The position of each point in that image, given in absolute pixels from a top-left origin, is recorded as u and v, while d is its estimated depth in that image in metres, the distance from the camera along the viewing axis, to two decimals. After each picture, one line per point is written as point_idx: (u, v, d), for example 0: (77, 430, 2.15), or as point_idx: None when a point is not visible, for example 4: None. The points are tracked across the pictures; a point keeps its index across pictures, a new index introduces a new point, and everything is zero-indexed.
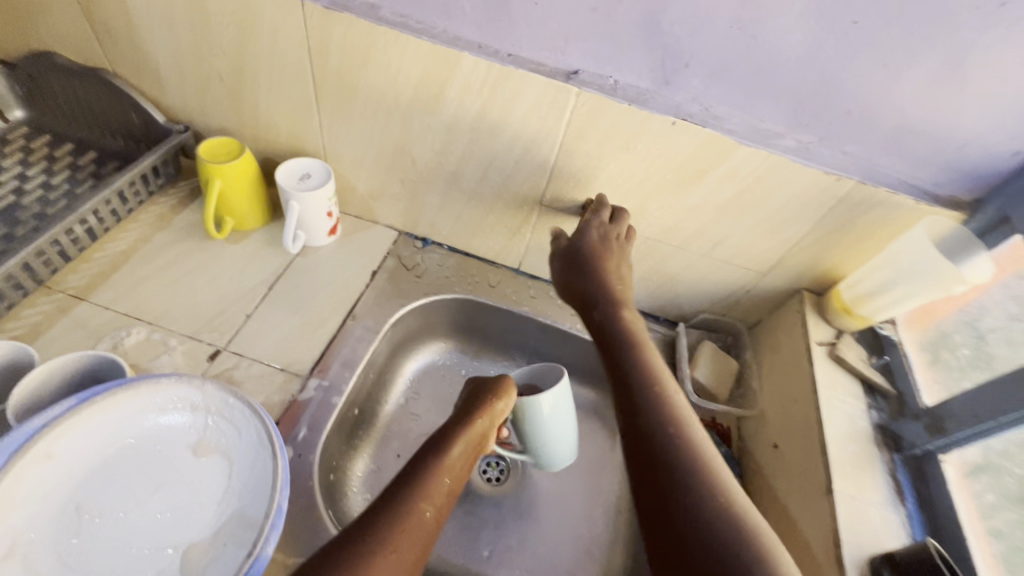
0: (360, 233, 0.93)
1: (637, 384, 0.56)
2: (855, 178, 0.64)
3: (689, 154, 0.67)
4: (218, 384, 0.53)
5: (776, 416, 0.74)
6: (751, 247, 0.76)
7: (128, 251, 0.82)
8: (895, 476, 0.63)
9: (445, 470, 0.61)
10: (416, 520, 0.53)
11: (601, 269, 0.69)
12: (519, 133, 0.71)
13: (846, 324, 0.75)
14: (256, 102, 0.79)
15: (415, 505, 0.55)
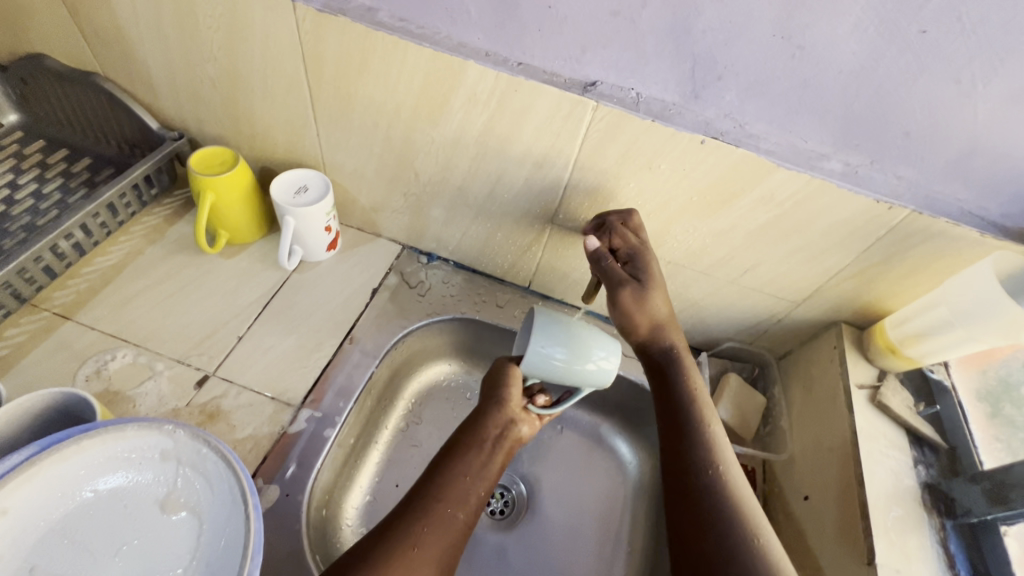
0: (361, 247, 0.87)
1: (697, 454, 0.62)
2: (911, 208, 0.56)
3: (720, 176, 0.60)
4: (192, 432, 0.48)
5: (808, 464, 0.67)
6: (785, 276, 0.69)
7: (119, 266, 0.78)
8: (945, 545, 0.56)
9: (468, 476, 0.61)
10: (443, 536, 0.56)
11: (643, 311, 0.67)
12: (531, 149, 0.65)
13: (890, 364, 0.68)
14: (250, 110, 0.74)
15: (432, 528, 0.55)
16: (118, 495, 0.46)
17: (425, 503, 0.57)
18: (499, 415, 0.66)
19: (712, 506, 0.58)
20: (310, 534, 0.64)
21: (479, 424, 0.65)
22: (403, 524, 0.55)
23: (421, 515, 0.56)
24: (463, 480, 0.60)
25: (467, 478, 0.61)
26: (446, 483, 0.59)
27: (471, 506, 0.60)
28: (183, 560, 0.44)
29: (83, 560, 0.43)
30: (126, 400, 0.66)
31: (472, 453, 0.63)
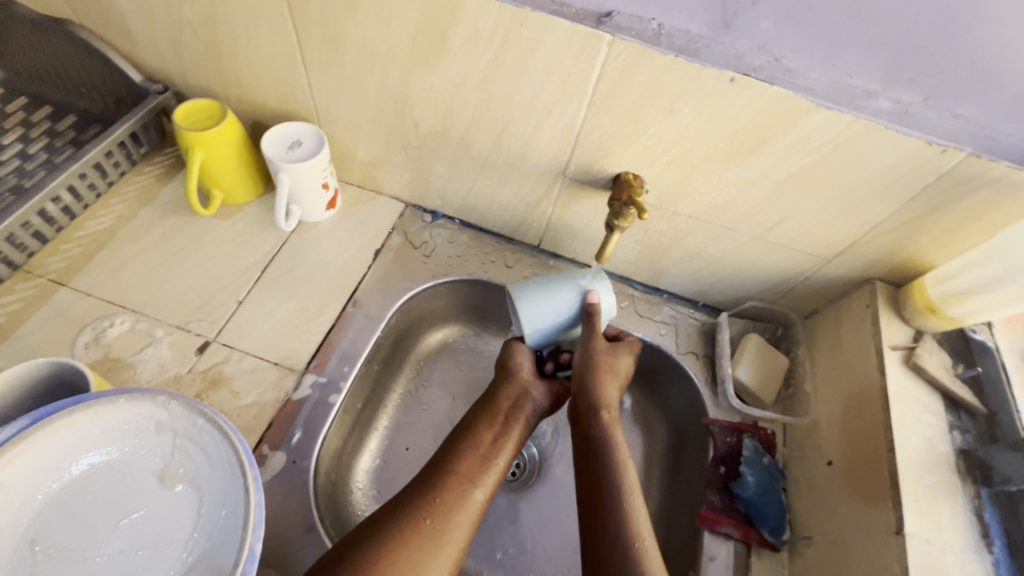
0: (362, 205, 0.83)
1: (603, 484, 0.53)
2: (967, 150, 0.50)
3: (751, 118, 0.53)
4: (186, 402, 0.46)
5: (834, 429, 0.65)
6: (817, 229, 0.63)
7: (112, 229, 0.75)
8: (979, 514, 0.55)
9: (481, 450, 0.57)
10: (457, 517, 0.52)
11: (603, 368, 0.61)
12: (539, 94, 0.59)
13: (928, 325, 0.64)
14: (235, 58, 0.68)
15: (452, 502, 0.52)
16: (116, 468, 0.45)
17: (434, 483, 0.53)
18: (515, 390, 0.63)
19: (613, 529, 0.50)
20: (319, 499, 0.63)
21: (490, 398, 0.62)
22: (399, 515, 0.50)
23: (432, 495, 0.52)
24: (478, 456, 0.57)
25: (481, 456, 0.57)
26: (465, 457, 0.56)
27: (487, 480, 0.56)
28: (183, 533, 0.43)
29: (83, 533, 0.42)
30: (126, 367, 0.64)
31: (487, 430, 0.59)
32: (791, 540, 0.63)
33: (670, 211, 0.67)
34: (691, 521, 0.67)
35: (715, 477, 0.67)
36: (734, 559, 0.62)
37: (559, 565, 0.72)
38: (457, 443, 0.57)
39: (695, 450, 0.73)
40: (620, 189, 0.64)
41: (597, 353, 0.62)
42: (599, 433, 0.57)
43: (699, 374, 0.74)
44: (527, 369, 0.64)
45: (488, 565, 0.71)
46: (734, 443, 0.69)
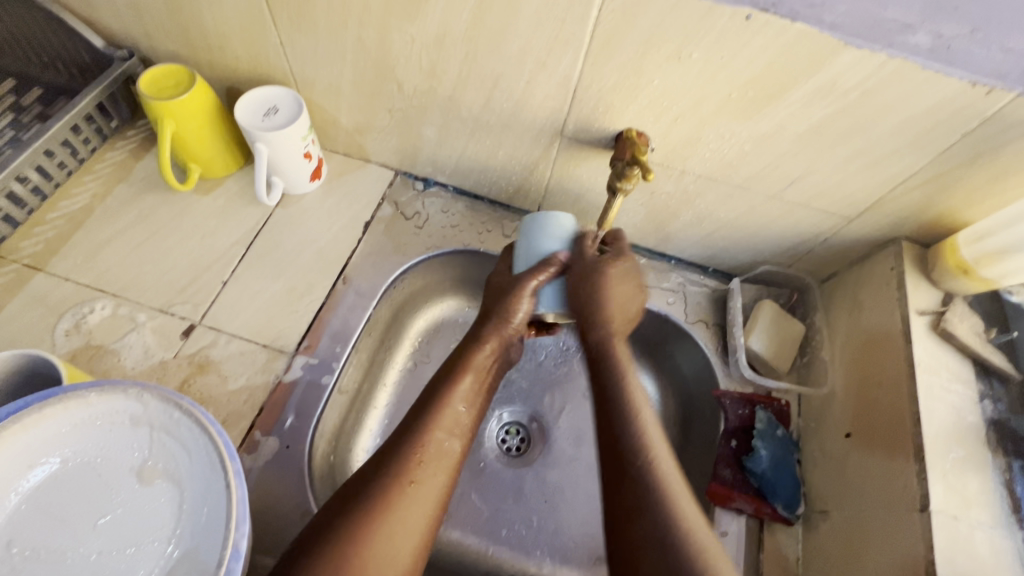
0: (350, 174, 0.78)
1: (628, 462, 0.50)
2: (1017, 90, 0.44)
3: (770, 63, 0.47)
4: (162, 395, 0.44)
5: (854, 400, 0.61)
6: (839, 186, 0.58)
7: (86, 209, 0.71)
8: (1011, 488, 0.52)
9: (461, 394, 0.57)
10: (439, 479, 0.51)
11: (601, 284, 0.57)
12: (530, 44, 0.53)
13: (957, 286, 0.59)
14: (199, 17, 0.62)
15: (425, 473, 0.51)
16: (92, 464, 0.42)
17: (409, 450, 0.51)
18: (500, 335, 0.60)
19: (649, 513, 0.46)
20: (316, 482, 0.61)
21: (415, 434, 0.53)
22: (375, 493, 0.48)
23: (408, 470, 0.50)
24: (458, 405, 0.56)
25: (458, 398, 0.56)
26: (443, 417, 0.54)
27: (463, 429, 0.55)
28: (167, 530, 0.41)
29: (62, 533, 0.40)
30: (109, 354, 0.62)
31: (468, 377, 0.58)
32: (805, 513, 0.61)
33: (677, 170, 0.62)
34: (701, 495, 0.65)
35: (726, 451, 0.64)
36: (745, 535, 0.60)
37: (567, 540, 0.70)
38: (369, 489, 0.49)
39: (704, 422, 0.70)
40: (622, 148, 0.58)
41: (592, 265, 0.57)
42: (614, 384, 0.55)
43: (709, 344, 0.71)
44: (527, 309, 0.60)
45: (494, 541, 0.70)
46: (746, 415, 0.66)
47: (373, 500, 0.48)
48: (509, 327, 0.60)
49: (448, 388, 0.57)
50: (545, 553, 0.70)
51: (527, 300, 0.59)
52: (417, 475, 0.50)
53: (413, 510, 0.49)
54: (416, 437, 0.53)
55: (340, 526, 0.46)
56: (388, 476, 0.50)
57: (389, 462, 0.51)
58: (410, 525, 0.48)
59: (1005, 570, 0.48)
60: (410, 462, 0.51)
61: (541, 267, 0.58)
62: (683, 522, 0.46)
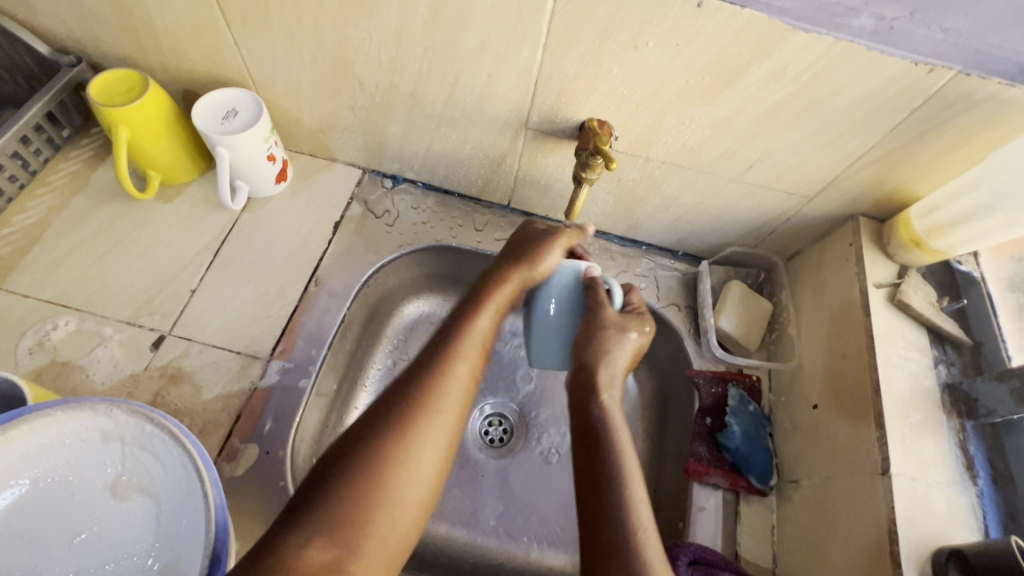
0: (316, 175, 0.77)
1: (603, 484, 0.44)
2: (957, 68, 0.46)
3: (724, 48, 0.48)
4: (132, 409, 0.43)
5: (819, 372, 0.64)
6: (797, 167, 0.60)
7: (42, 222, 0.69)
8: (964, 447, 0.55)
9: (485, 317, 0.51)
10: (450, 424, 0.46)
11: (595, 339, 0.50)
12: (489, 37, 0.53)
13: (912, 259, 0.62)
14: (149, 20, 0.60)
15: (449, 401, 0.46)
16: (64, 483, 0.42)
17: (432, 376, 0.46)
18: (515, 312, 0.54)
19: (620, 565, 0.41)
20: (298, 487, 0.61)
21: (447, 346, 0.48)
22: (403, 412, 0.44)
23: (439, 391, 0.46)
24: (483, 322, 0.50)
25: (482, 320, 0.51)
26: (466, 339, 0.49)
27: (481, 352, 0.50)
28: (145, 544, 0.41)
29: (36, 554, 0.39)
30: (76, 371, 0.60)
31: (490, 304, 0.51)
32: (778, 484, 0.64)
33: (641, 157, 0.63)
34: (680, 473, 0.67)
35: (702, 429, 0.66)
36: (722, 508, 0.62)
37: (553, 526, 0.72)
38: (388, 411, 0.44)
39: (680, 402, 0.72)
40: (586, 138, 0.59)
41: (599, 324, 0.51)
42: (595, 408, 0.48)
43: (681, 326, 0.72)
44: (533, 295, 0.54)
45: (482, 532, 0.71)
46: (719, 393, 0.68)
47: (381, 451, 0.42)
48: (534, 273, 0.53)
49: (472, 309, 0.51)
50: (533, 540, 0.71)
51: (515, 285, 0.53)
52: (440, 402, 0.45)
53: (423, 451, 0.43)
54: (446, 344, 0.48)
55: (364, 454, 0.42)
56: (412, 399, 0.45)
57: (415, 381, 0.46)
58: (412, 488, 0.42)
59: (959, 524, 0.51)
60: (430, 391, 0.46)
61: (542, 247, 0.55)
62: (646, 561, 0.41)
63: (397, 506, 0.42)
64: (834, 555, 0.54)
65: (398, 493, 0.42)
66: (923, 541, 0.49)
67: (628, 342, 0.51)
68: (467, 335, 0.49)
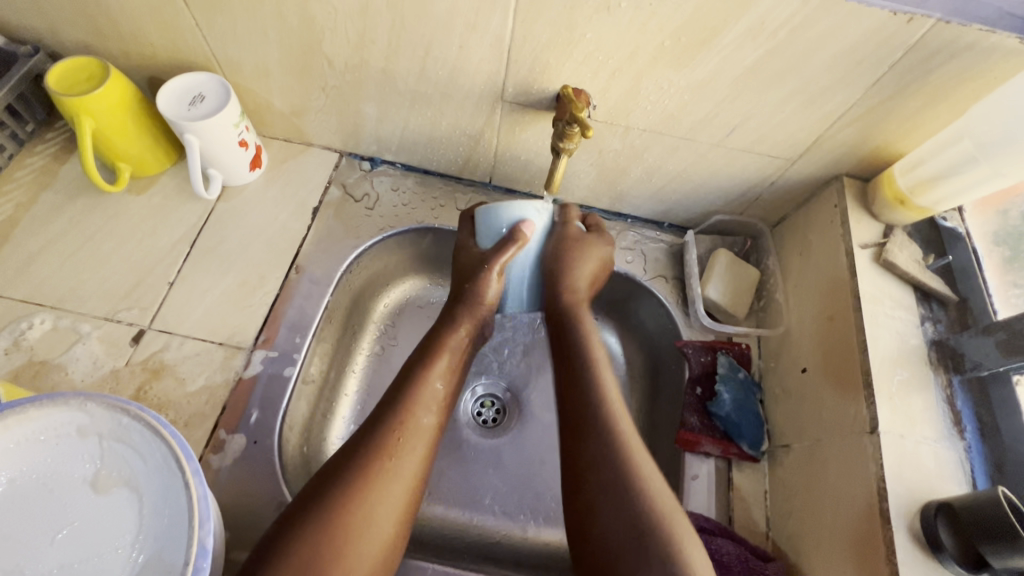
0: (292, 160, 0.75)
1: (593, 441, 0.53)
2: (936, 16, 0.45)
3: (698, 6, 0.47)
4: (105, 402, 0.42)
5: (807, 336, 0.63)
6: (779, 129, 0.59)
7: (10, 220, 0.67)
8: (951, 403, 0.55)
9: (437, 373, 0.57)
10: (416, 463, 0.52)
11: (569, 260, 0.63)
12: (457, 5, 0.51)
13: (896, 217, 0.61)
14: (105, 3, 0.58)
15: (406, 449, 0.51)
16: (41, 481, 0.41)
17: (389, 428, 0.52)
18: (472, 317, 0.62)
19: (610, 512, 0.49)
20: (289, 475, 0.61)
21: (400, 405, 0.54)
22: (360, 464, 0.50)
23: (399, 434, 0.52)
24: (433, 383, 0.56)
25: (435, 376, 0.57)
26: (422, 390, 0.55)
27: (440, 406, 0.56)
28: (129, 537, 0.40)
29: (17, 554, 0.39)
30: (55, 369, 0.59)
31: (442, 358, 0.58)
32: (770, 449, 0.64)
33: (621, 126, 0.62)
34: (672, 444, 0.67)
35: (692, 398, 0.66)
36: (715, 476, 0.62)
37: (549, 502, 0.72)
38: (355, 451, 0.50)
39: (671, 373, 0.71)
40: (562, 107, 0.57)
41: (567, 237, 0.64)
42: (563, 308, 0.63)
43: (669, 297, 0.72)
44: (497, 287, 0.62)
45: (479, 512, 0.71)
46: (708, 362, 0.67)
47: (348, 487, 0.48)
48: (481, 308, 0.62)
49: (423, 368, 0.57)
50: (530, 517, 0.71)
51: (494, 278, 0.61)
52: (399, 448, 0.51)
53: (390, 487, 0.49)
54: (403, 402, 0.54)
55: (336, 495, 0.48)
56: (370, 447, 0.51)
57: (374, 433, 0.52)
58: (382, 518, 0.48)
59: (948, 478, 0.51)
60: (389, 444, 0.51)
61: (505, 243, 0.60)
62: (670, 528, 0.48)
63: (373, 529, 0.47)
64: (826, 516, 0.54)
65: (376, 521, 0.48)
66: (912, 496, 0.49)
67: (591, 249, 0.64)
68: (419, 388, 0.55)
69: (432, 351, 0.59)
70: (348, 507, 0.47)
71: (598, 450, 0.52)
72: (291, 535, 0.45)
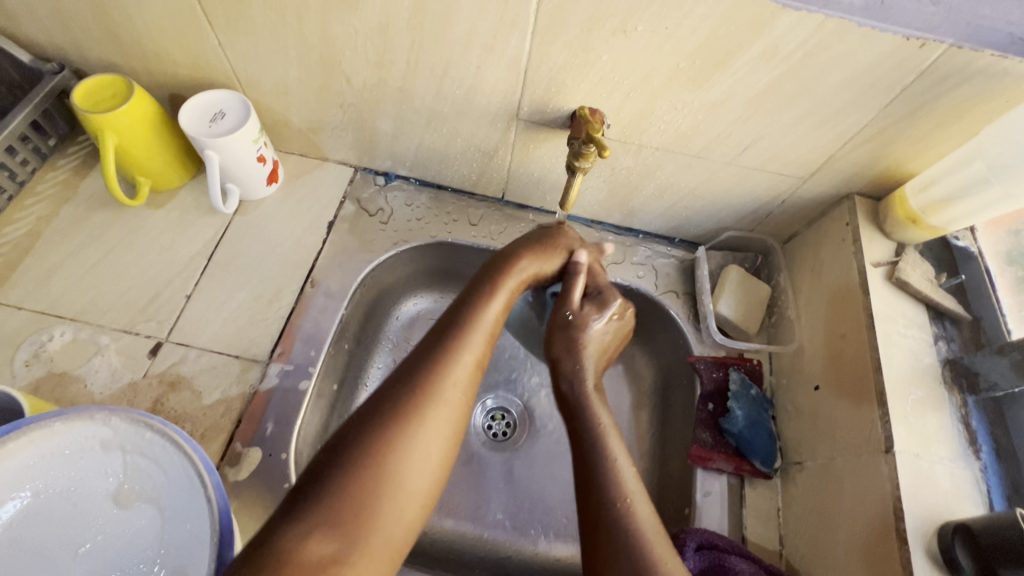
0: (308, 175, 0.77)
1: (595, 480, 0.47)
2: (949, 41, 0.45)
3: (712, 30, 0.48)
4: (130, 416, 0.43)
5: (820, 353, 0.64)
6: (791, 149, 0.59)
7: (31, 233, 0.68)
8: (967, 422, 0.55)
9: (490, 309, 0.52)
10: (462, 401, 0.47)
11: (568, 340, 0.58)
12: (475, 27, 0.53)
13: (907, 236, 0.62)
14: (131, 23, 0.59)
15: (456, 385, 0.46)
16: (65, 494, 0.41)
17: (439, 364, 0.47)
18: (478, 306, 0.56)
19: (617, 527, 0.44)
20: None
21: (454, 333, 0.49)
22: (411, 393, 0.44)
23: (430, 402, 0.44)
24: (487, 318, 0.52)
25: (489, 311, 0.52)
26: (474, 325, 0.50)
27: (488, 342, 0.51)
28: (151, 551, 0.40)
29: (43, 567, 0.39)
30: (74, 381, 0.60)
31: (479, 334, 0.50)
32: (783, 466, 0.64)
33: (635, 144, 0.62)
34: (684, 460, 0.67)
35: (704, 415, 0.66)
36: (728, 493, 0.62)
37: (559, 516, 0.72)
38: (408, 376, 0.46)
39: (682, 389, 0.72)
40: (578, 127, 0.58)
41: (566, 317, 0.60)
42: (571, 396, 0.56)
43: (680, 313, 0.72)
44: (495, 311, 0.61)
45: (490, 526, 0.71)
46: (720, 378, 0.68)
47: (398, 420, 0.43)
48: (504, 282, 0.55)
49: (477, 302, 0.52)
50: (541, 531, 0.71)
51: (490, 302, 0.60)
52: (448, 380, 0.46)
53: (440, 423, 0.44)
54: (455, 334, 0.49)
55: (379, 426, 0.42)
56: (421, 380, 0.45)
57: (425, 365, 0.47)
58: (426, 461, 0.43)
59: (964, 498, 0.51)
60: (440, 377, 0.46)
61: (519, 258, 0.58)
62: (636, 524, 0.44)
63: (416, 470, 0.42)
64: (840, 535, 0.54)
65: (421, 462, 0.43)
66: (929, 517, 0.49)
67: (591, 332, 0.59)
68: (472, 319, 0.51)
69: (490, 285, 0.54)
70: (393, 439, 0.42)
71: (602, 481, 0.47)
72: (331, 464, 0.40)
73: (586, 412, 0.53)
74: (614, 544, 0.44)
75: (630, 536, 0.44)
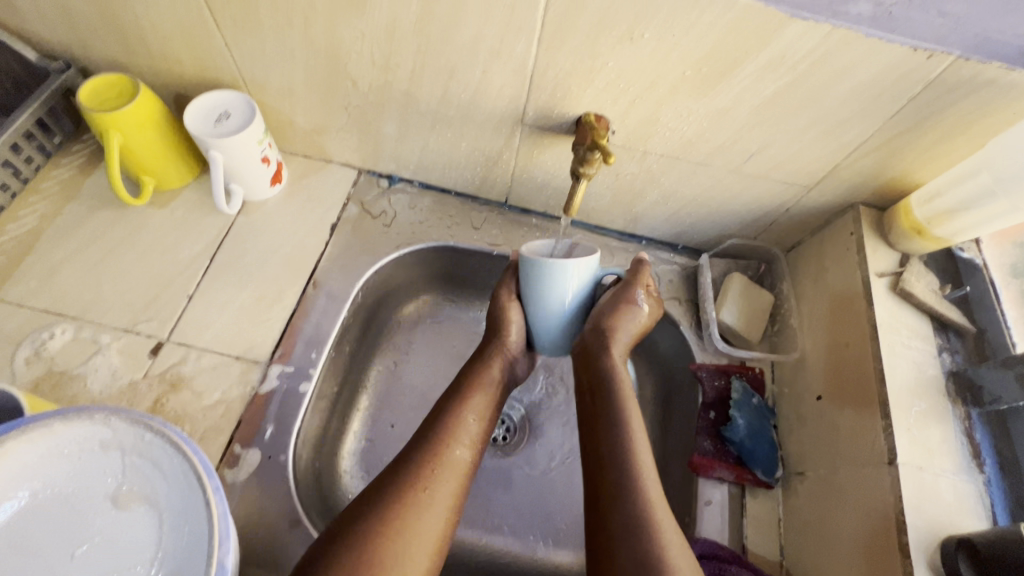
0: (312, 176, 0.77)
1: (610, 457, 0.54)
2: (956, 53, 0.45)
3: (719, 38, 0.48)
4: (130, 417, 0.43)
5: (822, 363, 0.63)
6: (796, 157, 0.59)
7: (35, 231, 0.68)
8: (970, 435, 0.54)
9: (473, 407, 0.58)
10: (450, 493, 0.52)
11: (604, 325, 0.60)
12: (482, 32, 0.53)
13: (912, 247, 0.62)
14: (138, 23, 0.59)
15: (442, 484, 0.52)
16: (64, 494, 0.41)
17: (423, 460, 0.53)
18: (503, 358, 0.63)
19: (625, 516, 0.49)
20: (303, 492, 0.61)
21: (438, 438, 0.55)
22: (397, 489, 0.50)
23: (441, 440, 0.54)
24: (469, 418, 0.57)
25: (471, 410, 0.58)
26: (457, 425, 0.56)
27: (474, 445, 0.57)
28: (148, 554, 0.40)
29: (40, 567, 0.39)
30: (75, 380, 0.60)
31: (478, 395, 0.59)
32: (784, 476, 0.63)
33: (639, 151, 0.62)
34: (684, 468, 0.67)
35: (706, 423, 0.66)
36: (729, 502, 0.62)
37: (559, 522, 0.72)
38: (391, 478, 0.51)
39: (683, 396, 0.71)
40: (583, 133, 0.58)
41: (609, 303, 0.61)
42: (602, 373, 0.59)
43: (683, 320, 0.72)
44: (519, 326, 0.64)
45: (489, 531, 0.70)
46: (722, 386, 0.67)
47: (386, 510, 0.49)
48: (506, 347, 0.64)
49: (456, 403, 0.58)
50: (540, 537, 0.71)
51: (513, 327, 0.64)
52: (432, 485, 0.51)
53: (426, 514, 0.50)
54: (435, 435, 0.55)
55: (370, 522, 0.48)
56: (405, 475, 0.51)
57: (410, 457, 0.53)
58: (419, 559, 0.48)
59: (967, 511, 0.50)
60: (423, 475, 0.52)
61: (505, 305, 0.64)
62: (656, 529, 0.48)
63: (411, 558, 0.47)
64: (843, 548, 0.53)
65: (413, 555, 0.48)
66: (932, 531, 0.49)
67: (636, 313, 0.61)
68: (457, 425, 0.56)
69: (469, 385, 0.60)
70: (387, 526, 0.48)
71: (614, 450, 0.54)
72: (331, 553, 0.46)
73: (613, 391, 0.58)
74: (622, 517, 0.50)
75: (639, 526, 0.49)
